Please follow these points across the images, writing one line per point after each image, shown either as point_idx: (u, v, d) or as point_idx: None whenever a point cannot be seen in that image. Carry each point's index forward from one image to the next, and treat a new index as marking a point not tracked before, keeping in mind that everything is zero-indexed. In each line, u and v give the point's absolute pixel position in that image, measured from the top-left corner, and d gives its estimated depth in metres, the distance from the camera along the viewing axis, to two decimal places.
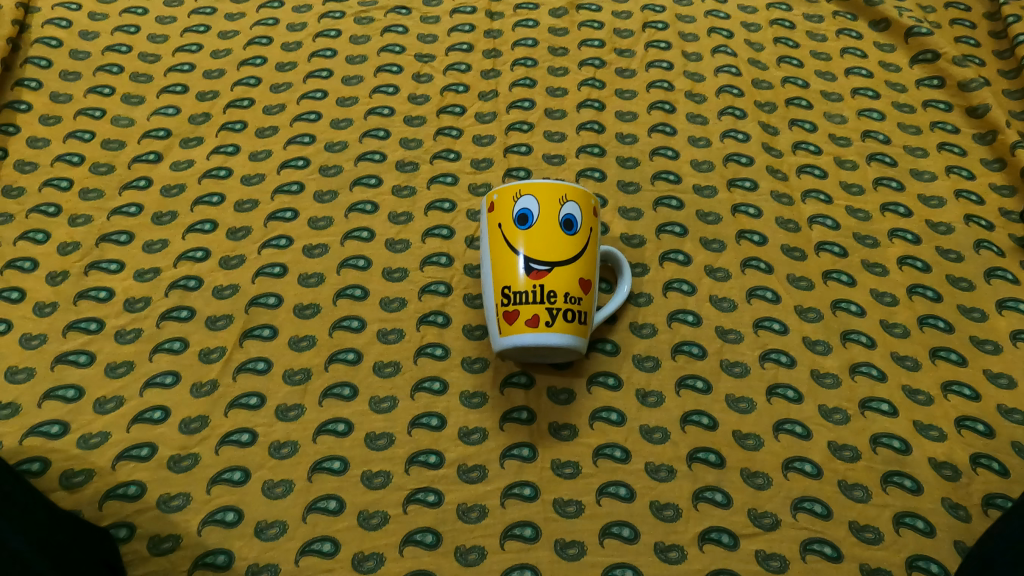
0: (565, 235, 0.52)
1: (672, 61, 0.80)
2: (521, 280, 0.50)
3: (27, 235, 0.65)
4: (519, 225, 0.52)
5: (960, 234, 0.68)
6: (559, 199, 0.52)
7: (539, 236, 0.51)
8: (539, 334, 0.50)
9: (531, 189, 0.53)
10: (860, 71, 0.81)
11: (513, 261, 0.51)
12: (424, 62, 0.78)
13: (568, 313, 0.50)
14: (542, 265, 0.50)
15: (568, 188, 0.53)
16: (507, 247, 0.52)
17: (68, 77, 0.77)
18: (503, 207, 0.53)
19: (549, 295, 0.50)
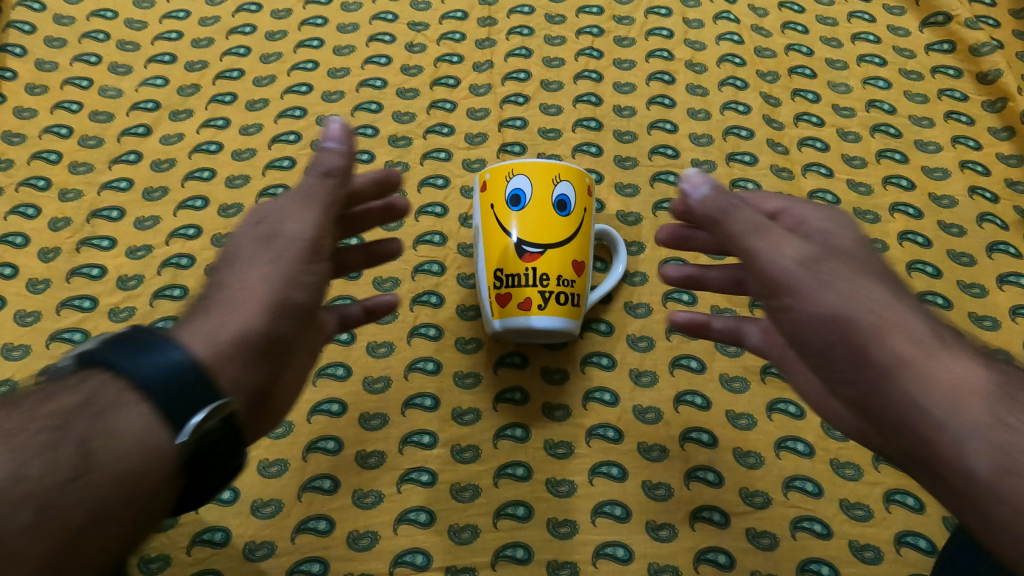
0: (559, 216, 0.51)
1: (672, 28, 0.78)
2: (514, 262, 0.50)
3: (17, 209, 0.64)
4: (511, 205, 0.51)
5: (963, 207, 0.67)
6: (552, 178, 0.51)
7: (532, 217, 0.50)
8: (531, 317, 0.50)
9: (525, 168, 0.51)
10: (868, 37, 0.79)
11: (506, 243, 0.50)
12: (417, 31, 0.76)
13: (561, 296, 0.50)
14: (535, 248, 0.50)
15: (563, 167, 0.52)
16: (499, 228, 0.51)
17: (53, 43, 0.75)
18: (496, 186, 0.52)
19: (541, 278, 0.50)
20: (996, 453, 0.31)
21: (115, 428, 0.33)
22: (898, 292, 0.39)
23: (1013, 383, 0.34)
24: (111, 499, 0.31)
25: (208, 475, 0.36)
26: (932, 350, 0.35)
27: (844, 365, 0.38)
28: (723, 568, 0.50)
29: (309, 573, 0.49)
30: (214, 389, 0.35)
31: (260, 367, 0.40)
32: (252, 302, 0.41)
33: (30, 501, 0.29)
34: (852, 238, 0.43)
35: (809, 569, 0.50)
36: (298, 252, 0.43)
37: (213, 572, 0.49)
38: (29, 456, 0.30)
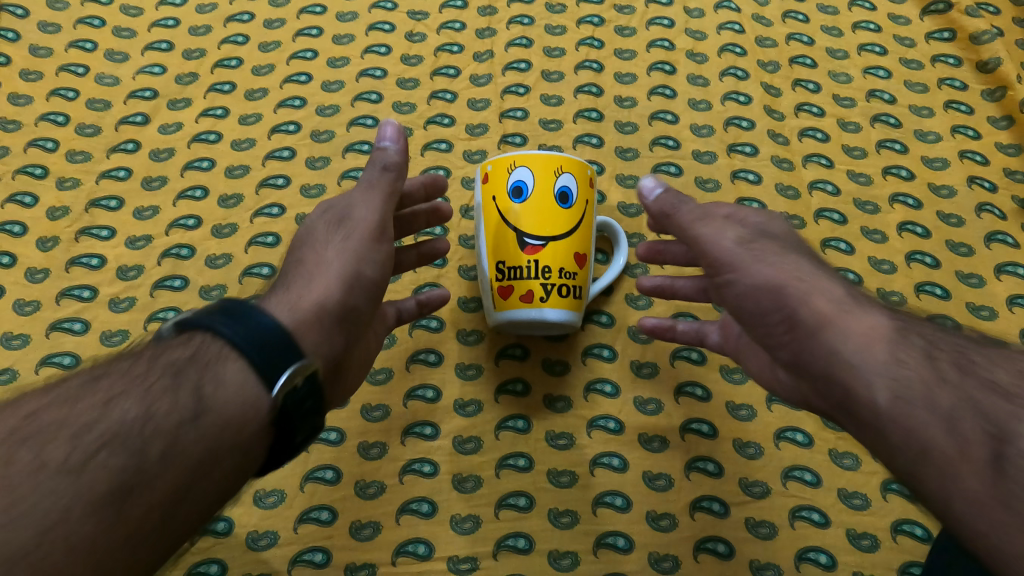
0: (560, 208, 0.51)
1: (673, 18, 0.77)
2: (515, 254, 0.50)
3: (15, 198, 0.64)
4: (512, 197, 0.51)
5: (962, 197, 0.67)
6: (554, 170, 0.51)
7: (533, 209, 0.50)
8: (533, 309, 0.50)
9: (526, 160, 0.51)
10: (869, 26, 0.79)
11: (508, 236, 0.50)
12: (417, 20, 0.76)
13: (562, 289, 0.50)
14: (537, 240, 0.50)
15: (565, 159, 0.51)
16: (500, 220, 0.51)
17: (48, 29, 0.74)
18: (498, 178, 0.52)
19: (543, 271, 0.50)
20: (894, 386, 0.36)
21: (219, 379, 0.36)
22: (819, 263, 0.44)
23: (912, 327, 0.39)
24: (220, 440, 0.35)
25: (296, 432, 0.38)
26: (847, 307, 0.40)
27: (778, 328, 0.43)
28: (723, 557, 0.50)
29: (312, 562, 0.49)
30: (292, 355, 0.37)
31: (336, 334, 0.44)
32: (330, 276, 0.45)
33: (157, 435, 0.33)
34: (786, 226, 0.47)
35: (807, 557, 0.50)
36: (364, 234, 0.48)
37: (216, 561, 0.49)
38: (156, 398, 0.34)
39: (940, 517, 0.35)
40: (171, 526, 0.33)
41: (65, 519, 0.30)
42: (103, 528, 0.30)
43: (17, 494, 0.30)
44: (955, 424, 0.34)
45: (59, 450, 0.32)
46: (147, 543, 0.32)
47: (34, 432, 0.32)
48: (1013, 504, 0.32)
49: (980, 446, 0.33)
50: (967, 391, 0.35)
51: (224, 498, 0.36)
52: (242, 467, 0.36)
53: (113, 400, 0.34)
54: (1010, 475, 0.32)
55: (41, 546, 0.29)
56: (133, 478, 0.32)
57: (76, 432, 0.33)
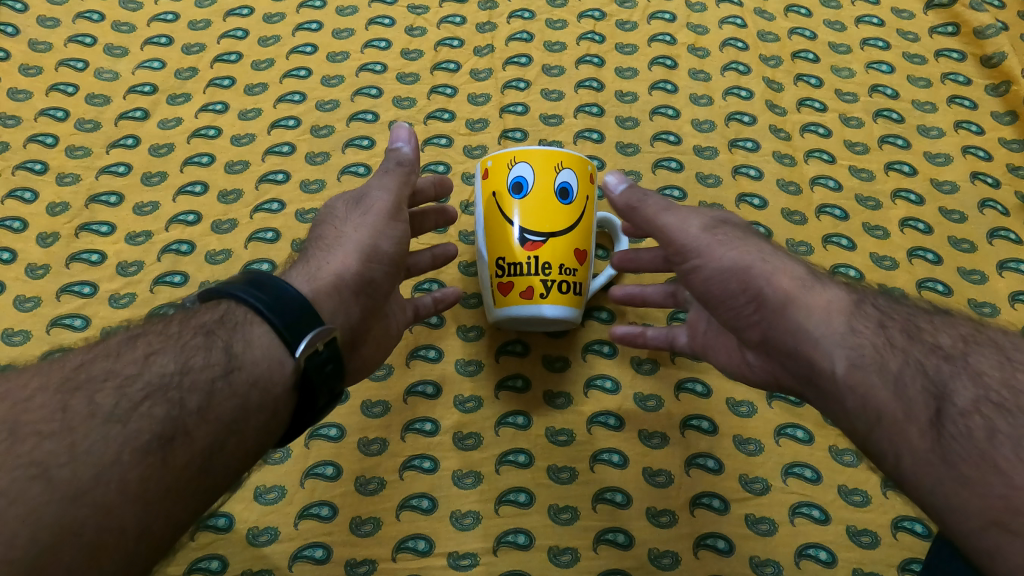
0: (561, 204, 0.50)
1: (675, 12, 0.77)
2: (515, 250, 0.50)
3: (14, 193, 0.64)
4: (512, 193, 0.50)
5: (964, 193, 0.66)
6: (554, 166, 0.51)
7: (533, 205, 0.50)
8: (533, 306, 0.50)
9: (527, 155, 0.51)
10: (871, 20, 0.78)
11: (508, 232, 0.50)
12: (417, 14, 0.76)
13: (562, 285, 0.50)
14: (537, 236, 0.50)
15: (565, 154, 0.51)
16: (500, 215, 0.51)
17: (46, 23, 0.74)
18: (498, 173, 0.51)
19: (543, 267, 0.50)
20: (850, 354, 0.38)
21: (246, 341, 0.39)
22: (778, 247, 0.45)
23: (867, 300, 0.41)
24: (251, 397, 0.38)
25: (316, 397, 0.41)
26: (806, 283, 0.42)
27: (741, 309, 0.44)
28: (723, 554, 0.50)
29: (312, 558, 0.49)
30: (312, 322, 0.40)
31: (354, 304, 0.46)
32: (347, 249, 0.47)
33: (195, 389, 0.36)
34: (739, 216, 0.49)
35: (807, 553, 0.50)
36: (384, 210, 0.49)
37: (216, 557, 0.49)
38: (192, 357, 0.37)
39: (892, 478, 0.37)
40: (210, 475, 0.36)
41: (120, 459, 0.32)
42: (154, 468, 0.33)
43: (74, 435, 0.32)
44: (905, 387, 0.36)
45: (109, 398, 0.34)
46: (190, 488, 0.34)
47: (84, 383, 0.35)
48: (952, 458, 0.34)
49: (926, 406, 0.36)
50: (914, 357, 0.38)
51: (253, 455, 0.39)
52: (270, 424, 0.39)
53: (153, 357, 0.37)
54: (952, 433, 0.34)
55: (100, 481, 0.31)
56: (175, 424, 0.34)
57: (121, 385, 0.35)
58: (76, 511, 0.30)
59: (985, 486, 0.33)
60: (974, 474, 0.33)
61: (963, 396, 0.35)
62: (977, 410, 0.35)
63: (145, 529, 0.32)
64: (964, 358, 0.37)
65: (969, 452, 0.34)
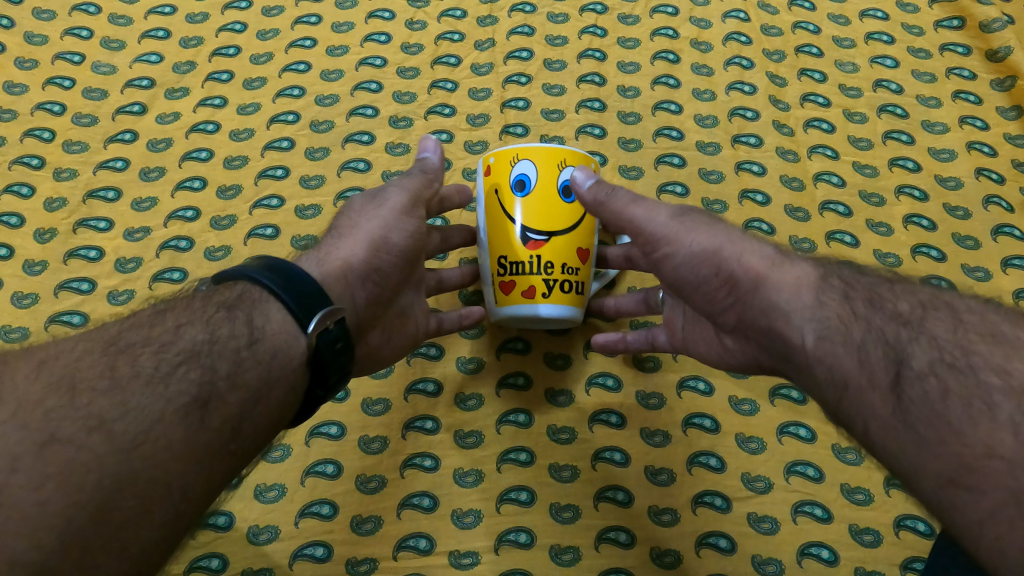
0: (564, 202, 0.50)
1: (677, 5, 0.76)
2: (518, 249, 0.50)
3: (11, 188, 0.63)
4: (515, 191, 0.50)
5: (969, 189, 0.66)
6: (557, 164, 0.50)
7: (536, 204, 0.50)
8: (535, 305, 0.50)
9: (530, 152, 0.50)
10: (876, 13, 0.78)
11: (511, 231, 0.50)
12: (417, 8, 0.75)
13: (565, 284, 0.50)
14: (540, 235, 0.49)
15: (568, 152, 0.51)
16: (502, 214, 0.50)
17: (42, 16, 0.74)
18: (501, 170, 0.51)
19: (546, 266, 0.49)
20: (818, 326, 0.39)
21: (266, 316, 0.39)
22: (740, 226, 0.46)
23: (832, 272, 0.41)
24: (275, 367, 0.38)
25: (330, 375, 0.41)
26: (773, 260, 0.42)
27: (716, 295, 0.44)
28: (724, 552, 0.50)
29: (313, 556, 0.49)
30: (324, 301, 0.41)
31: (364, 291, 0.46)
32: (358, 237, 0.47)
33: (224, 357, 0.37)
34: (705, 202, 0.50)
35: (809, 552, 0.50)
36: (397, 203, 0.49)
37: (217, 555, 0.49)
38: (219, 327, 0.38)
39: (866, 448, 0.37)
40: (241, 440, 0.37)
41: (164, 418, 0.33)
42: (194, 429, 0.34)
43: (122, 394, 0.33)
44: (867, 355, 0.37)
45: (148, 362, 0.35)
46: (225, 451, 0.35)
47: (124, 346, 0.35)
48: (912, 421, 0.34)
49: (886, 371, 0.36)
50: (876, 325, 0.37)
51: (277, 425, 0.39)
52: (290, 398, 0.39)
53: (182, 326, 0.37)
54: (911, 396, 0.34)
55: (148, 438, 0.32)
56: (209, 390, 0.35)
57: (158, 350, 0.36)
58: (129, 465, 0.31)
59: (941, 446, 0.33)
60: (931, 435, 0.33)
61: (920, 359, 0.35)
62: (933, 372, 0.35)
63: (189, 486, 0.33)
64: (923, 322, 0.37)
65: (927, 414, 0.34)
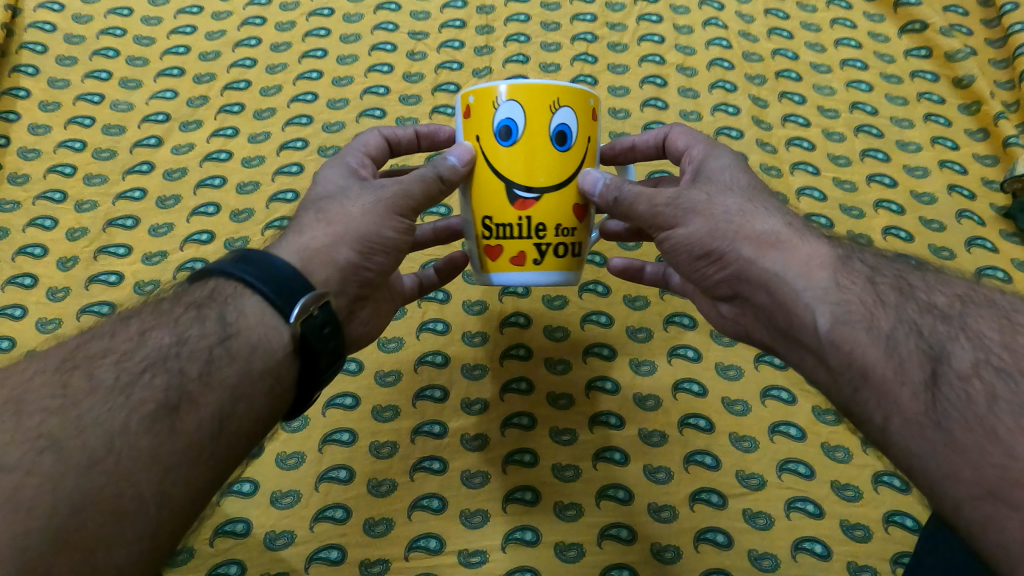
0: (557, 151, 0.45)
1: (663, 34, 0.81)
2: (505, 210, 0.46)
3: (35, 221, 0.66)
4: (500, 138, 0.45)
5: (943, 204, 0.70)
6: (549, 103, 0.44)
7: (524, 154, 0.45)
8: (526, 272, 0.48)
9: (515, 92, 0.44)
10: (850, 42, 0.83)
11: (497, 190, 0.46)
12: (418, 40, 0.80)
13: (559, 248, 0.47)
14: (528, 193, 0.45)
15: (561, 90, 0.44)
16: (488, 166, 0.46)
17: (65, 63, 0.78)
18: (483, 114, 0.45)
19: (536, 229, 0.46)
20: (835, 309, 0.39)
21: (240, 310, 0.41)
22: (764, 198, 0.46)
23: (854, 258, 0.42)
24: (252, 361, 0.40)
25: (323, 364, 0.42)
26: (790, 239, 0.42)
27: (706, 270, 0.45)
28: (722, 547, 0.52)
29: (328, 559, 0.51)
30: (305, 287, 0.42)
31: (345, 286, 0.47)
32: (346, 232, 0.46)
33: (193, 359, 0.38)
34: (727, 164, 0.48)
35: (803, 547, 0.52)
36: (392, 202, 0.47)
37: (236, 561, 0.51)
38: (187, 329, 0.39)
39: (876, 440, 0.38)
40: (224, 439, 0.38)
41: (127, 428, 0.34)
42: (163, 436, 0.35)
43: (78, 410, 0.34)
44: (897, 347, 0.37)
45: (108, 373, 0.36)
46: (205, 454, 0.36)
47: (82, 362, 0.37)
48: (945, 422, 0.34)
49: (921, 367, 0.36)
50: (907, 316, 0.38)
51: (265, 419, 0.41)
52: (276, 389, 0.41)
53: (147, 333, 0.39)
54: (947, 396, 0.35)
55: (110, 452, 0.33)
56: (177, 394, 0.36)
57: (120, 361, 0.37)
58: (92, 480, 0.32)
59: (982, 454, 0.33)
60: (969, 440, 0.33)
61: (962, 360, 0.36)
62: (975, 374, 0.35)
63: (164, 494, 0.34)
64: (962, 319, 0.37)
65: (965, 417, 0.34)
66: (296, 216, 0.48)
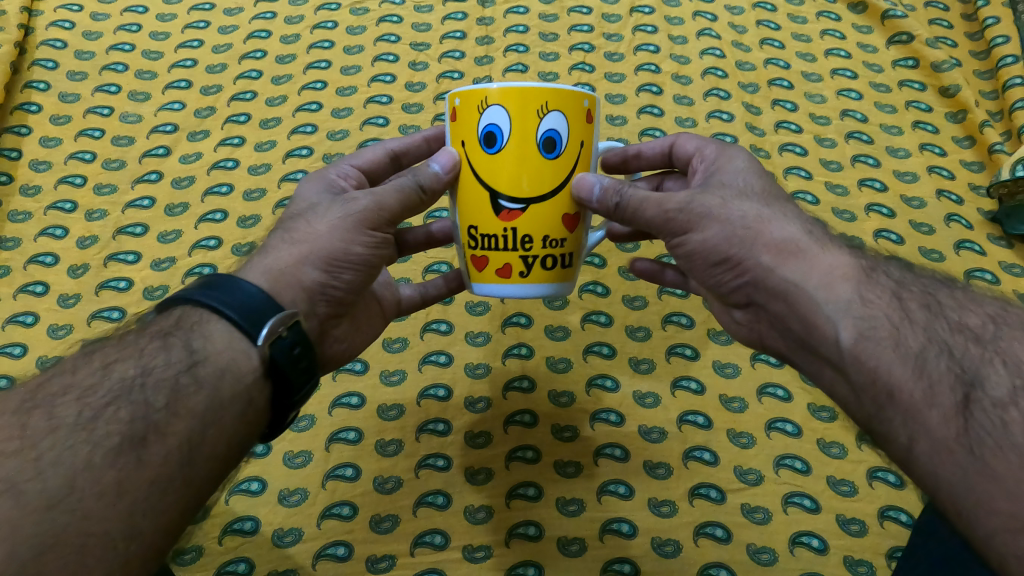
0: (545, 159, 0.41)
1: (659, 44, 0.84)
2: (490, 221, 0.43)
3: (46, 231, 0.67)
4: (485, 146, 0.41)
5: (932, 208, 0.71)
6: (537, 108, 0.40)
7: (510, 163, 0.41)
8: (511, 285, 0.44)
9: (500, 98, 0.40)
10: (839, 52, 0.85)
11: (481, 199, 0.43)
12: (420, 51, 0.82)
13: (547, 260, 0.44)
14: (514, 204, 0.42)
15: (551, 93, 0.40)
16: (472, 174, 0.42)
17: (75, 77, 0.80)
18: (467, 120, 0.42)
19: (522, 241, 0.43)
20: (859, 324, 0.38)
21: (206, 336, 0.40)
22: (785, 206, 0.44)
23: (880, 271, 0.41)
24: (222, 387, 0.39)
25: (294, 386, 0.41)
26: (812, 251, 0.41)
27: (722, 276, 0.44)
28: (721, 541, 0.52)
29: (335, 556, 0.51)
30: (273, 309, 0.41)
31: (313, 307, 0.45)
32: (312, 251, 0.44)
33: (159, 389, 0.37)
34: (745, 165, 0.46)
35: (800, 541, 0.52)
36: (363, 216, 0.44)
37: (244, 558, 0.51)
38: (152, 359, 0.38)
39: (900, 461, 0.36)
40: (194, 469, 0.36)
41: (90, 464, 0.33)
42: (128, 469, 0.34)
43: (38, 449, 0.33)
44: (926, 367, 0.35)
45: (70, 410, 0.35)
46: (175, 484, 0.35)
47: (42, 400, 0.35)
48: (978, 449, 0.32)
49: (952, 391, 0.34)
50: (938, 335, 0.37)
51: (238, 444, 0.40)
52: (248, 412, 0.40)
53: (112, 365, 0.38)
54: (980, 422, 0.33)
55: (73, 490, 0.32)
56: (144, 426, 0.35)
57: (82, 396, 0.36)
58: (53, 521, 0.31)
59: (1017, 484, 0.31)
60: (1005, 469, 0.31)
61: (999, 385, 0.34)
62: (1013, 402, 0.33)
63: (131, 530, 0.33)
64: (997, 342, 0.36)
65: (1001, 447, 0.32)
66: (266, 236, 0.46)
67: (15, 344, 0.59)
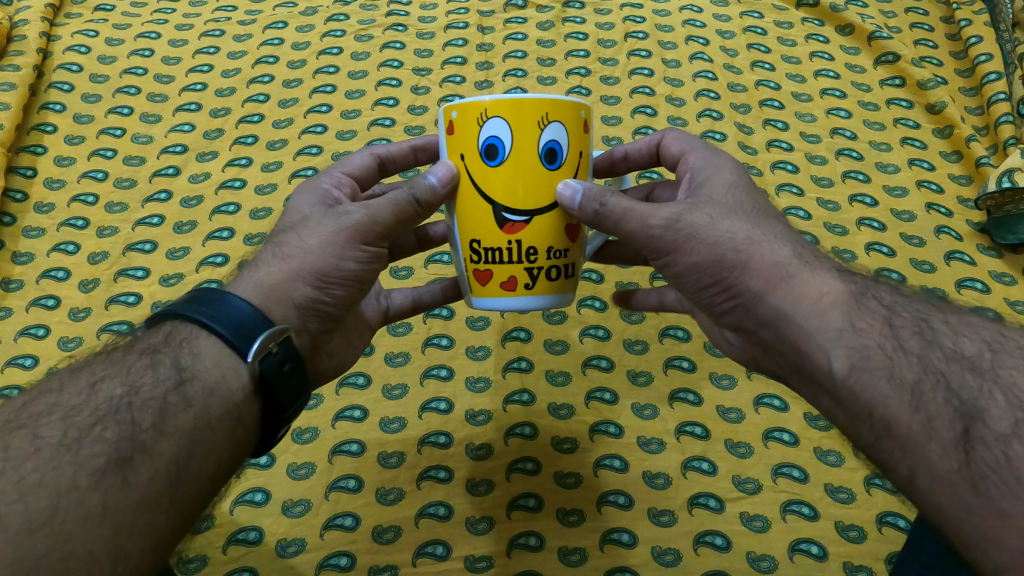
0: (548, 170, 0.43)
1: (653, 67, 0.86)
2: (494, 234, 0.44)
3: (58, 247, 0.69)
4: (486, 158, 0.43)
5: (922, 221, 0.73)
6: (537, 118, 0.42)
7: (513, 174, 0.43)
8: (518, 297, 0.46)
9: (498, 110, 0.41)
10: (828, 73, 0.87)
11: (484, 213, 0.44)
12: (421, 75, 0.84)
13: (551, 272, 0.46)
14: (516, 216, 0.43)
15: (550, 104, 0.42)
16: (472, 186, 0.44)
17: (89, 100, 0.82)
18: (466, 133, 0.43)
19: (527, 253, 0.45)
20: (853, 354, 0.38)
21: (196, 353, 0.40)
22: (772, 225, 0.45)
23: (870, 296, 0.41)
24: (211, 406, 0.38)
25: (283, 404, 0.41)
26: (801, 277, 0.42)
27: (715, 298, 0.45)
28: (720, 549, 0.53)
29: (338, 565, 0.52)
30: (264, 325, 0.41)
31: (305, 323, 0.46)
32: (303, 267, 0.45)
33: (147, 408, 0.36)
34: (732, 184, 0.47)
35: (800, 548, 0.53)
36: (355, 231, 0.45)
37: (247, 568, 0.52)
38: (139, 378, 0.38)
39: (901, 489, 0.37)
40: (182, 488, 0.36)
41: (76, 485, 0.32)
42: (114, 491, 0.33)
43: (20, 471, 0.32)
44: (924, 399, 0.36)
45: (54, 431, 0.34)
46: (162, 505, 0.34)
47: (26, 421, 0.34)
48: (982, 485, 0.33)
49: (953, 425, 0.35)
50: (932, 365, 0.37)
51: (227, 463, 0.39)
52: (237, 430, 0.40)
53: (99, 384, 0.37)
54: (982, 456, 0.33)
55: (57, 513, 0.31)
56: (130, 446, 0.35)
57: (67, 415, 0.35)
58: (34, 546, 0.30)
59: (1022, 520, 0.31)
60: (1011, 505, 0.32)
61: (997, 418, 0.34)
62: (1015, 435, 0.33)
63: (117, 551, 0.32)
64: (993, 371, 0.36)
65: (1005, 481, 0.32)
66: (258, 250, 0.47)
67: (26, 355, 0.61)
